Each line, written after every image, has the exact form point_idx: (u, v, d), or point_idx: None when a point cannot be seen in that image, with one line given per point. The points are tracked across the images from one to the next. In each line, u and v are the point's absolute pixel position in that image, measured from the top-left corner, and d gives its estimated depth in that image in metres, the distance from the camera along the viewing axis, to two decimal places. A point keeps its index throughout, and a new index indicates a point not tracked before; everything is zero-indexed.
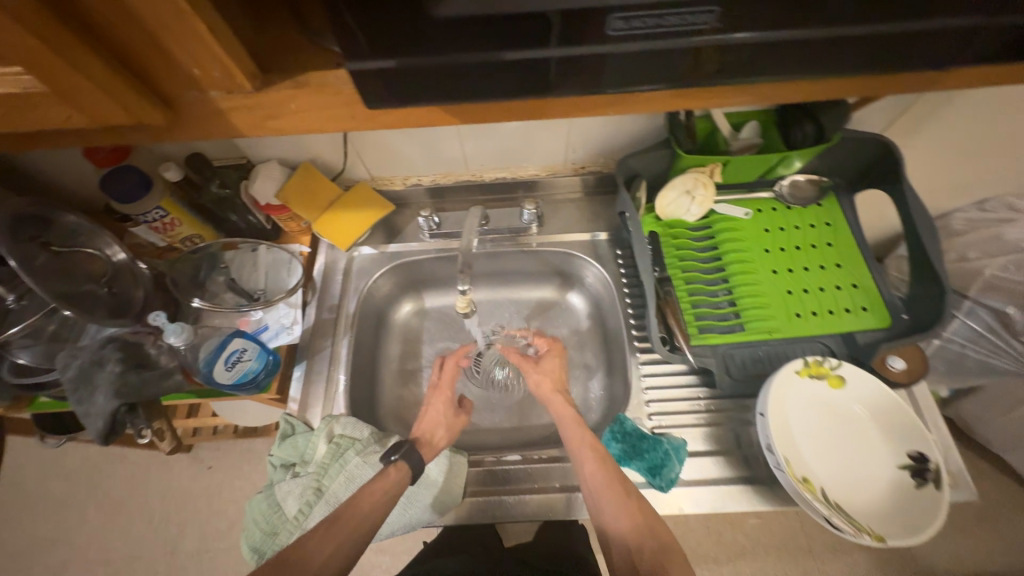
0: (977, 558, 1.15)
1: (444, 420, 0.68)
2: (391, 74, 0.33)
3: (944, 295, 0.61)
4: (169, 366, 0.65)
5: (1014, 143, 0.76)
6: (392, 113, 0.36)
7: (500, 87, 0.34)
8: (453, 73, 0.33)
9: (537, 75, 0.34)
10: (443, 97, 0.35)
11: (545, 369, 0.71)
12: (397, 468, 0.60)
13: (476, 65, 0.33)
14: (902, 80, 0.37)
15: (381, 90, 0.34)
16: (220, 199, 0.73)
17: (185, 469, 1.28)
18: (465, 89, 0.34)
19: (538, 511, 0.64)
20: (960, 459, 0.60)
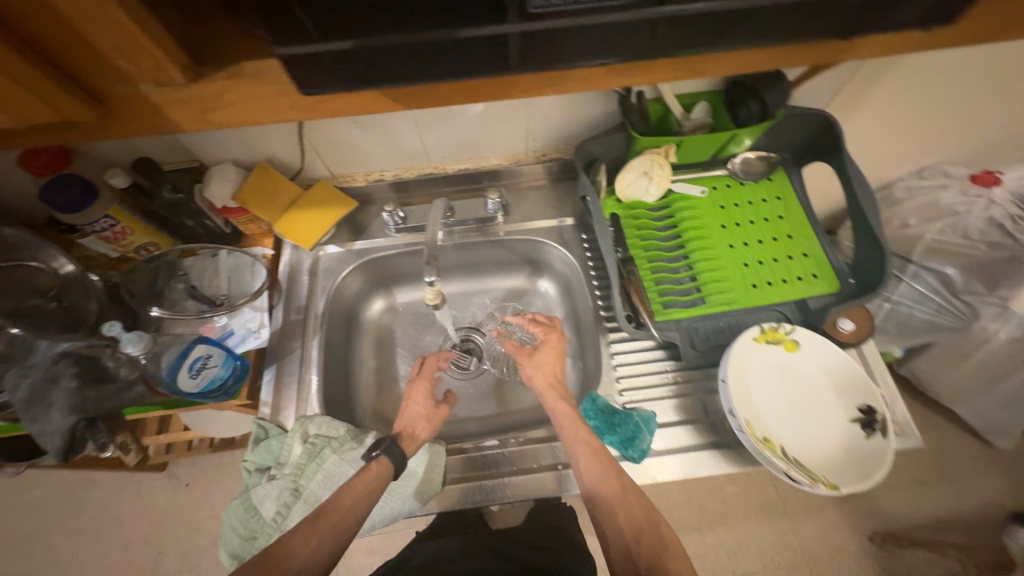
0: (934, 503, 1.24)
1: (426, 412, 0.68)
2: (326, 59, 0.33)
3: (884, 257, 0.65)
4: (130, 378, 0.62)
5: (945, 112, 0.81)
6: (337, 97, 0.36)
7: (438, 69, 0.35)
8: (389, 55, 0.33)
9: (473, 55, 0.34)
10: (382, 81, 0.35)
11: (543, 364, 0.69)
12: (380, 463, 0.59)
13: (410, 47, 0.33)
14: (828, 49, 0.38)
15: (318, 76, 0.34)
16: (174, 204, 0.70)
17: (160, 488, 1.24)
18: (402, 71, 0.35)
19: (517, 492, 0.65)
20: (906, 409, 0.64)
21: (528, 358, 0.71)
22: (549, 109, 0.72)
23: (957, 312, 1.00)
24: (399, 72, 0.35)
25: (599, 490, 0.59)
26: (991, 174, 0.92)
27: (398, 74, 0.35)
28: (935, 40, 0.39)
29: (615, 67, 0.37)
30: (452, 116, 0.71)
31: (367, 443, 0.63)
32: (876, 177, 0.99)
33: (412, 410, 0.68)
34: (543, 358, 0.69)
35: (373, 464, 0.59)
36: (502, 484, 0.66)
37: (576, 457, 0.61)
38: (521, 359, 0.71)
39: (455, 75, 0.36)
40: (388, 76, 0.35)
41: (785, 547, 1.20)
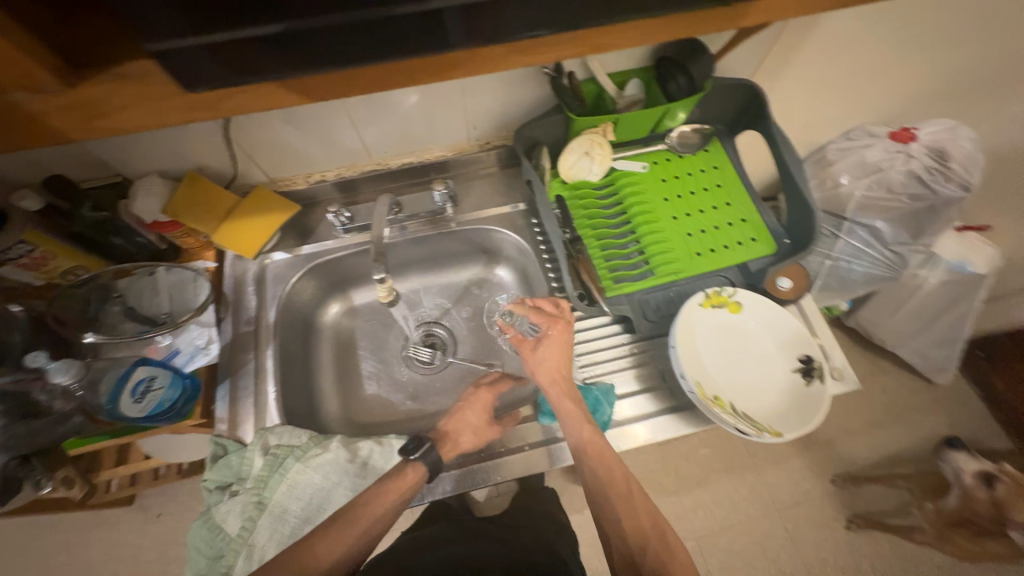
0: (885, 442, 1.34)
1: (473, 425, 0.67)
2: (206, 51, 0.32)
3: (812, 215, 0.69)
4: (65, 410, 0.59)
5: (863, 75, 0.86)
6: (239, 94, 0.36)
7: (334, 55, 0.35)
8: (277, 45, 0.33)
9: (366, 41, 0.34)
10: (279, 72, 0.35)
11: (549, 360, 0.67)
12: (414, 469, 0.60)
13: (296, 34, 0.33)
14: (735, 13, 0.40)
15: (204, 69, 0.33)
16: (98, 222, 0.65)
17: (128, 523, 1.19)
18: (294, 60, 0.34)
19: (498, 475, 0.65)
20: (843, 355, 0.69)
21: (532, 351, 0.69)
22: (485, 95, 0.71)
23: (891, 262, 1.07)
24: (292, 61, 0.34)
25: (607, 490, 0.60)
26: (907, 130, 0.98)
27: (291, 63, 0.34)
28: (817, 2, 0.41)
29: (521, 45, 0.38)
30: (388, 109, 0.70)
31: (403, 444, 0.63)
32: (809, 141, 1.04)
33: (463, 420, 0.68)
34: (549, 352, 0.67)
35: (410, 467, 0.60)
36: (483, 471, 0.66)
37: (584, 460, 0.61)
38: (523, 351, 0.70)
39: (355, 62, 0.36)
40: (283, 66, 0.34)
41: (757, 499, 1.27)
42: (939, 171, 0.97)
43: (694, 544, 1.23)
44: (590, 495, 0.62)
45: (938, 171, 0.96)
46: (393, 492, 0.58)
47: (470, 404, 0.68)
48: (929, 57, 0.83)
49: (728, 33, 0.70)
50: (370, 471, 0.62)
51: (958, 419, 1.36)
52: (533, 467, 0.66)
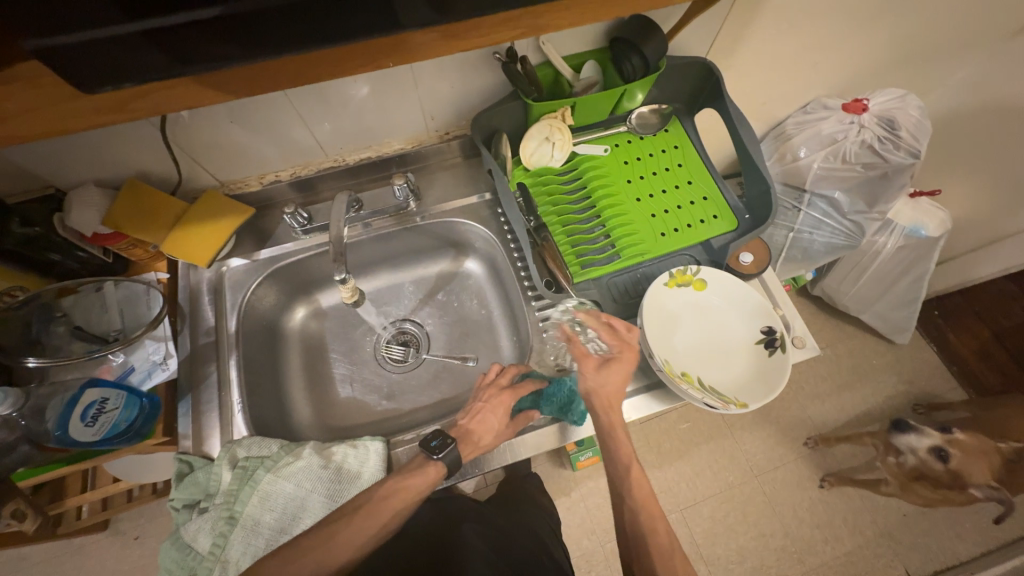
0: (852, 403, 1.40)
1: (496, 428, 0.64)
2: (101, 44, 0.30)
3: (769, 189, 0.70)
4: (10, 440, 0.56)
5: (816, 48, 0.87)
6: (145, 93, 0.35)
7: (253, 44, 0.33)
8: (184, 33, 0.31)
9: (287, 26, 0.33)
10: (192, 67, 0.34)
11: (611, 387, 0.63)
12: (436, 468, 0.59)
13: (204, 23, 0.31)
14: None
15: (104, 63, 0.31)
16: (29, 240, 0.61)
17: (107, 546, 1.15)
18: (208, 50, 0.33)
19: (486, 465, 0.64)
20: (803, 324, 0.71)
21: (593, 370, 0.65)
22: (440, 84, 0.70)
23: (849, 232, 1.12)
24: (205, 51, 0.33)
25: (644, 528, 0.59)
26: (859, 101, 0.99)
27: (207, 53, 0.33)
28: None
29: (460, 27, 0.37)
30: (339, 103, 0.67)
31: (380, 445, 0.62)
32: (768, 116, 1.05)
33: (489, 415, 0.65)
34: (613, 378, 0.63)
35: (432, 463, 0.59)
36: (477, 460, 0.65)
37: (625, 494, 0.61)
38: (583, 367, 0.65)
39: (279, 49, 0.34)
40: (197, 57, 0.33)
41: (736, 467, 1.32)
42: (890, 140, 1.00)
43: (678, 515, 1.27)
44: (622, 531, 0.61)
45: (889, 140, 1.00)
46: (417, 491, 0.58)
47: (491, 408, 0.65)
48: (876, 29, 0.85)
49: (680, 10, 0.70)
50: (345, 476, 0.60)
51: (918, 377, 1.43)
52: (536, 445, 0.66)
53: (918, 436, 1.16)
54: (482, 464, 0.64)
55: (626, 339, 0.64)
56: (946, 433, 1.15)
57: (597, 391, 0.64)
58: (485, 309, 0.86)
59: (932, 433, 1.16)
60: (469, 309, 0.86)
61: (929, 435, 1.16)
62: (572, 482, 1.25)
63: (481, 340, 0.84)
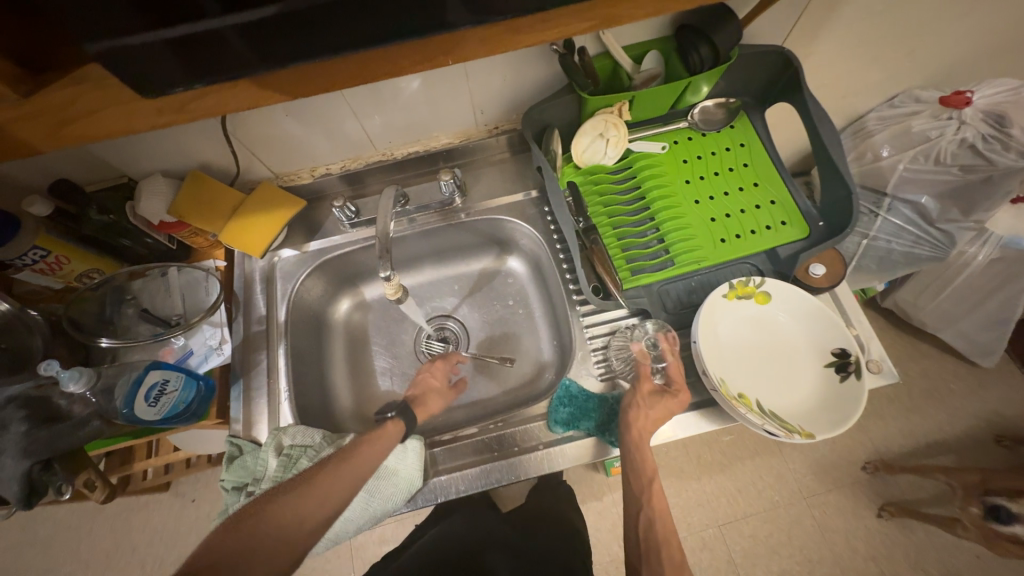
0: (923, 429, 1.27)
1: (437, 388, 0.72)
2: (157, 48, 0.30)
3: (851, 195, 0.63)
4: (84, 415, 0.59)
5: (914, 35, 0.76)
6: (202, 94, 0.35)
7: (304, 45, 0.32)
8: (236, 36, 0.31)
9: (338, 23, 0.32)
10: (244, 68, 0.33)
11: (654, 417, 0.59)
12: (393, 426, 0.62)
13: (257, 23, 0.30)
14: None
15: (162, 65, 0.31)
16: (106, 226, 0.66)
17: (168, 505, 1.25)
18: (261, 50, 0.32)
19: (522, 471, 0.63)
20: (881, 347, 0.64)
21: (645, 391, 0.61)
22: (491, 78, 0.67)
23: (936, 243, 1.00)
24: (259, 50, 0.32)
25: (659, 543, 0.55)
26: (961, 95, 0.86)
27: (261, 52, 0.32)
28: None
29: (523, 21, 0.35)
30: (390, 98, 0.66)
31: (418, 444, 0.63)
32: (847, 111, 0.95)
33: (428, 383, 0.72)
34: (657, 411, 0.59)
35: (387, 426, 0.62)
36: (512, 466, 0.64)
37: (642, 504, 0.58)
38: (639, 384, 0.62)
39: (332, 51, 0.33)
40: (252, 59, 0.33)
41: (782, 487, 1.23)
42: (996, 139, 0.87)
43: (715, 531, 1.21)
44: (634, 540, 0.56)
45: (996, 138, 0.87)
46: (377, 445, 0.59)
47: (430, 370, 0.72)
48: (993, 11, 0.73)
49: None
50: (381, 472, 0.60)
51: (1005, 405, 1.28)
52: (563, 460, 0.63)
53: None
54: (518, 469, 0.63)
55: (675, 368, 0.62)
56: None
57: (639, 413, 0.59)
58: (527, 310, 0.84)
59: None
60: (509, 309, 0.84)
61: None
62: (605, 486, 1.22)
63: (521, 342, 0.82)
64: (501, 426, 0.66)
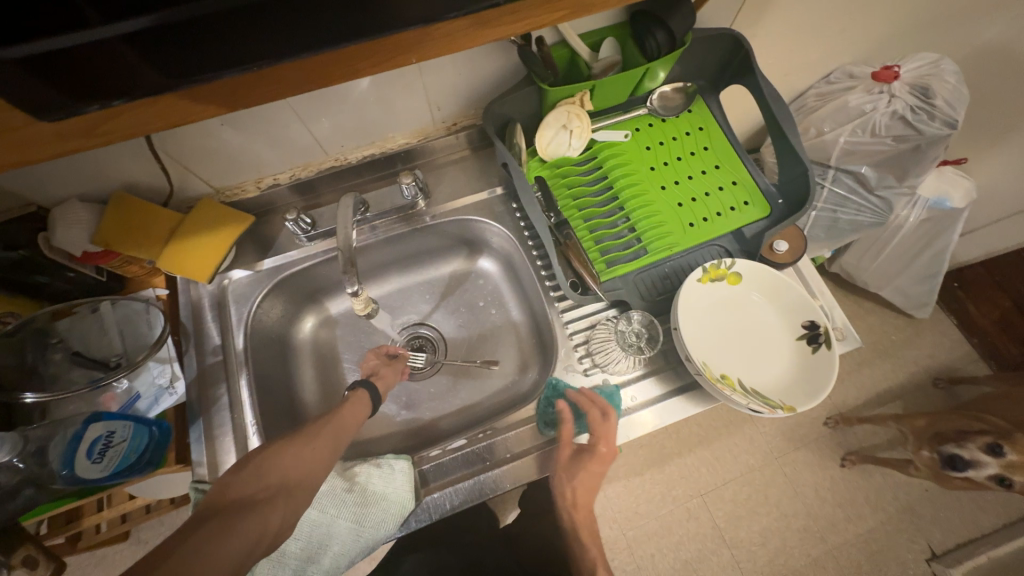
0: (873, 381, 1.37)
1: (387, 363, 0.72)
2: (24, 68, 0.26)
3: (806, 171, 0.65)
4: (12, 484, 0.50)
5: (848, 14, 0.80)
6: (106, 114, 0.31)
7: (210, 57, 0.30)
8: (131, 49, 0.28)
9: (243, 34, 0.29)
10: (144, 84, 0.30)
11: (581, 480, 0.64)
12: (356, 395, 0.64)
13: (146, 32, 0.27)
14: None
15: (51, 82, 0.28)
16: (15, 263, 0.57)
17: (129, 556, 1.15)
18: (162, 65, 0.29)
19: (515, 478, 0.62)
20: (844, 314, 0.67)
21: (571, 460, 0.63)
22: (445, 73, 0.64)
23: (875, 209, 1.07)
24: (160, 66, 0.29)
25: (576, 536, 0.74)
26: (890, 70, 0.92)
27: (160, 67, 0.29)
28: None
29: (493, 13, 0.32)
30: (337, 99, 0.62)
31: (405, 464, 0.60)
32: (790, 89, 0.99)
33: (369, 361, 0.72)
34: (585, 476, 0.64)
35: (350, 396, 0.64)
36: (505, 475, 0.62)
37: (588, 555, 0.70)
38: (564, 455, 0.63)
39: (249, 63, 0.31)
40: (155, 75, 0.30)
41: (756, 450, 1.30)
42: (923, 110, 0.94)
43: (699, 500, 1.26)
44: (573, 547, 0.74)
45: (923, 110, 0.93)
46: (344, 414, 0.60)
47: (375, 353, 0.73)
48: None
49: None
50: (369, 498, 0.58)
51: (938, 350, 1.40)
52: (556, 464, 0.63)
53: (975, 470, 0.99)
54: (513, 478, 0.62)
55: (603, 431, 0.60)
56: (999, 458, 0.99)
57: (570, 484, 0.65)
58: (503, 310, 0.82)
59: (986, 459, 1.00)
60: (486, 311, 0.82)
61: (988, 464, 1.00)
62: None
63: (500, 342, 0.80)
64: (488, 435, 0.64)
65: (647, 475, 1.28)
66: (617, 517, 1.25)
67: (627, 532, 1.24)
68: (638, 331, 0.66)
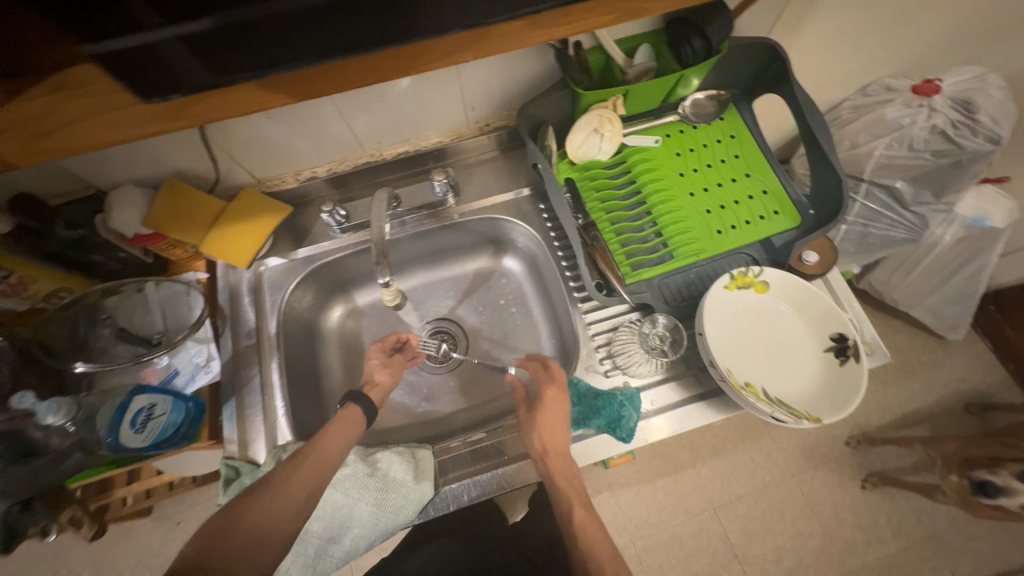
0: (900, 402, 1.33)
1: (382, 363, 0.73)
2: (108, 62, 0.28)
3: (841, 182, 0.64)
4: (63, 447, 0.55)
5: (886, 29, 0.79)
6: (195, 100, 0.33)
7: (261, 57, 0.31)
8: (213, 43, 0.29)
9: (312, 34, 0.30)
10: (202, 80, 0.32)
11: (546, 425, 0.63)
12: (347, 408, 0.65)
13: (223, 32, 0.28)
14: None
15: (150, 69, 0.29)
16: (75, 242, 0.61)
17: (152, 531, 1.18)
18: (239, 60, 0.31)
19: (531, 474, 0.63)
20: (874, 328, 0.66)
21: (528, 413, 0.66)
22: (482, 74, 0.66)
23: (910, 225, 1.04)
24: (233, 63, 0.31)
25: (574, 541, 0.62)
26: (931, 84, 0.90)
27: (226, 64, 0.31)
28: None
29: (541, 17, 0.34)
30: (377, 97, 0.64)
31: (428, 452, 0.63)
32: (824, 100, 0.98)
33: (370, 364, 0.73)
34: (548, 419, 0.63)
35: (342, 412, 0.64)
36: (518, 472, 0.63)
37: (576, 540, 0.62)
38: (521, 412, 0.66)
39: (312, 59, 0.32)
40: (214, 73, 0.31)
41: (773, 466, 1.27)
42: (966, 125, 0.91)
43: (712, 513, 1.24)
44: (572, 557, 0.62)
45: (965, 124, 0.91)
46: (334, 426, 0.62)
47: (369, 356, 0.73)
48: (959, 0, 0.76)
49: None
50: (390, 483, 0.59)
51: (971, 373, 1.35)
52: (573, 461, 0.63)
53: (1009, 498, 0.95)
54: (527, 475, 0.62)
55: (547, 375, 0.68)
56: None
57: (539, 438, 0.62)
58: (525, 309, 0.83)
59: None
60: (509, 309, 0.83)
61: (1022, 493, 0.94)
62: (603, 481, 1.26)
63: (520, 341, 0.81)
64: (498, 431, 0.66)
65: (659, 484, 1.26)
66: (626, 524, 1.24)
67: (637, 540, 1.22)
68: (662, 334, 0.66)
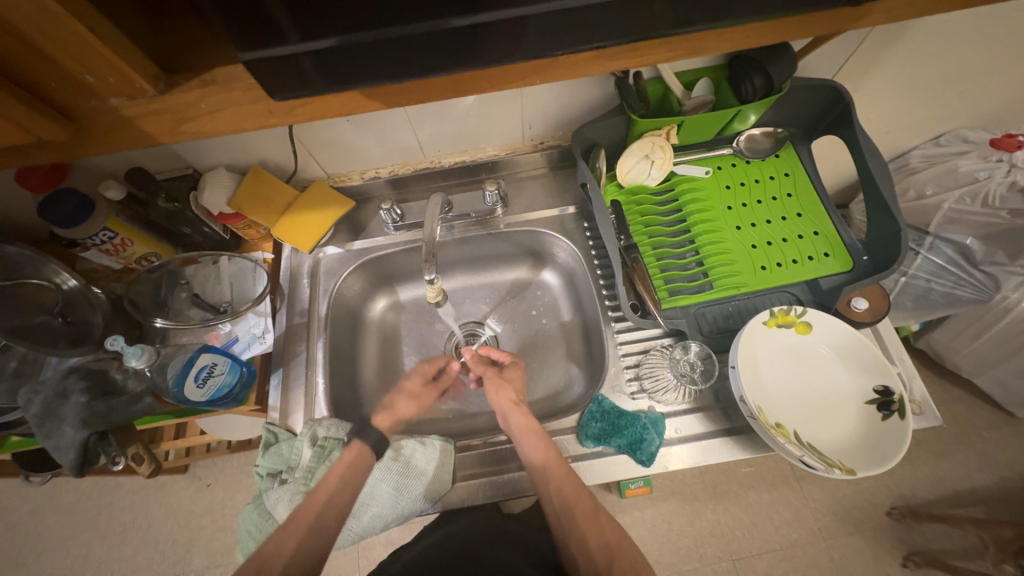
0: (954, 478, 1.22)
1: (410, 390, 0.76)
2: (253, 66, 0.33)
3: (899, 231, 0.62)
4: (138, 390, 0.64)
5: (963, 80, 0.77)
6: (309, 102, 0.38)
7: (368, 72, 0.36)
8: (332, 59, 0.34)
9: (411, 53, 0.35)
10: (314, 86, 0.36)
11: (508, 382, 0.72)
12: (350, 451, 0.64)
13: (343, 49, 0.33)
14: (818, 20, 0.38)
15: (278, 77, 0.34)
16: (170, 213, 0.70)
17: (184, 488, 1.26)
18: (347, 73, 0.36)
19: None
20: (925, 388, 0.63)
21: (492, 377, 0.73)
22: (544, 96, 0.69)
23: (979, 286, 0.97)
24: (344, 76, 0.36)
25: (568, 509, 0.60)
26: (1013, 138, 0.86)
27: (341, 72, 0.35)
28: (922, 5, 0.38)
29: (607, 49, 0.37)
30: (445, 110, 0.69)
31: (447, 443, 0.64)
32: (891, 147, 0.95)
33: (403, 387, 0.76)
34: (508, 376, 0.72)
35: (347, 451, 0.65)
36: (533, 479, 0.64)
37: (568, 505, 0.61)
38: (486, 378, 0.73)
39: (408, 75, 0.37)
40: (322, 81, 0.36)
41: (801, 525, 1.19)
42: None
43: (730, 565, 1.17)
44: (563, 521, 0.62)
45: None
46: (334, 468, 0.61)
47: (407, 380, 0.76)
48: None
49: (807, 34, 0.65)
50: (411, 470, 0.62)
51: None
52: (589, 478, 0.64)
53: None
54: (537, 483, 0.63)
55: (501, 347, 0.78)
56: None
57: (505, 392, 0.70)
58: (557, 322, 0.85)
59: None
60: (542, 319, 0.85)
61: None
62: (616, 508, 1.23)
63: (550, 352, 0.82)
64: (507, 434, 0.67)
65: (674, 523, 1.21)
66: None
67: None
68: (693, 360, 0.66)
